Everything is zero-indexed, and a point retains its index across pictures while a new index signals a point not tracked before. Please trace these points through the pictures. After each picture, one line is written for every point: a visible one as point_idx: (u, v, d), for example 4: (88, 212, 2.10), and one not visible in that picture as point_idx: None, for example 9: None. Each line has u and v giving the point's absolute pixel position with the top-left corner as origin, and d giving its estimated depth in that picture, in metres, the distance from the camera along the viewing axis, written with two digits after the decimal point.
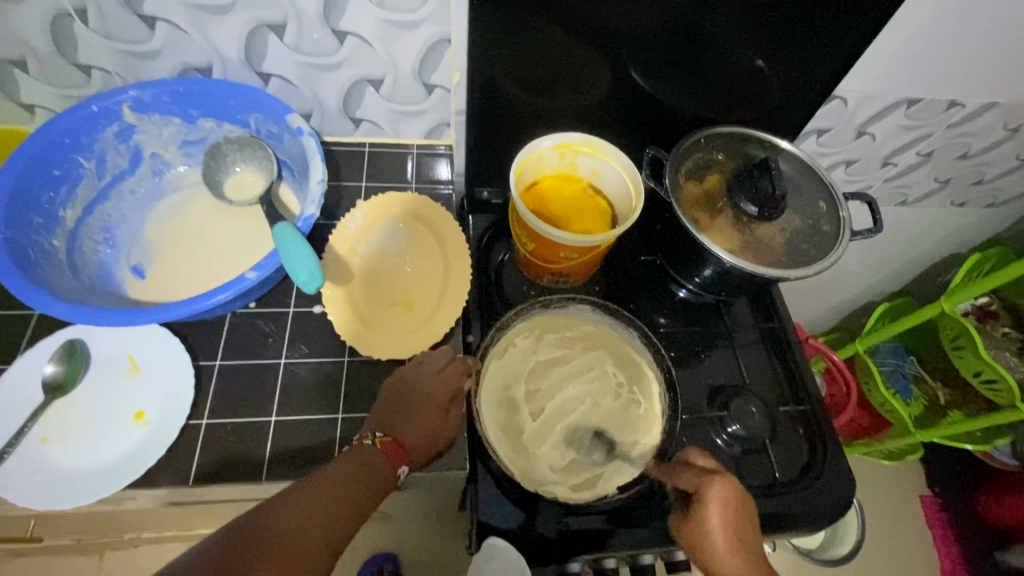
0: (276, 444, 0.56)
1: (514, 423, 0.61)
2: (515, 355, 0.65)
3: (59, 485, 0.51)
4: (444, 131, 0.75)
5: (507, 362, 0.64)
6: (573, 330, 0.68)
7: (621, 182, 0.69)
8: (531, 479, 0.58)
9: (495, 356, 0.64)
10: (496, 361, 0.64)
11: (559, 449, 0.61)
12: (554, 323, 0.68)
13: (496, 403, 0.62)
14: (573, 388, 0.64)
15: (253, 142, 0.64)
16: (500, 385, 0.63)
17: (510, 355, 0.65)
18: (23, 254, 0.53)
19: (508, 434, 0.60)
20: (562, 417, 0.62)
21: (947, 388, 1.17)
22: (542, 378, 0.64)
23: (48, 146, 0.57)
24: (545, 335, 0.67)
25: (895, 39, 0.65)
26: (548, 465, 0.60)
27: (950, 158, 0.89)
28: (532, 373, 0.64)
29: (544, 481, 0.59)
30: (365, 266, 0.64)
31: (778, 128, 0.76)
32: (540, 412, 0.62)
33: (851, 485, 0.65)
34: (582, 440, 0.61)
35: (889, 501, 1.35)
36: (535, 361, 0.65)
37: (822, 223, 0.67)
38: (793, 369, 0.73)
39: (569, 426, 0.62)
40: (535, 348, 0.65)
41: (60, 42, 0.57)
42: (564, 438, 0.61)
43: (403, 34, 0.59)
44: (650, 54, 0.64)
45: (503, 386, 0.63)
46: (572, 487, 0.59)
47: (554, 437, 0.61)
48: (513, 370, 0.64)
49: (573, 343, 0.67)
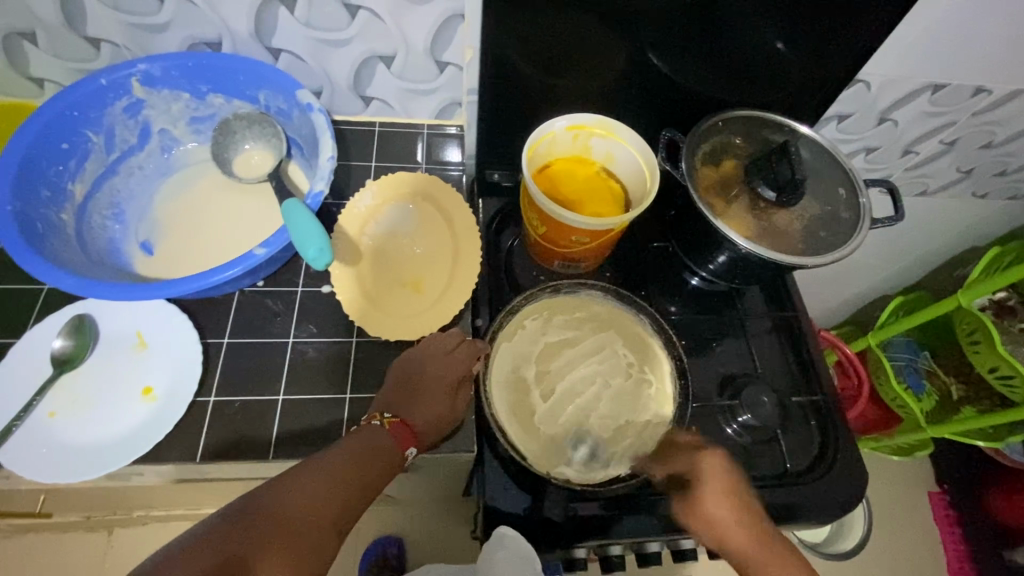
0: (284, 422, 0.55)
1: (523, 405, 0.60)
2: (525, 337, 0.64)
3: (67, 458, 0.51)
4: (455, 112, 0.74)
5: (517, 344, 0.63)
6: (584, 312, 0.67)
7: (636, 165, 0.67)
8: (541, 461, 0.58)
9: (504, 338, 0.63)
10: (505, 344, 0.63)
11: (569, 431, 0.60)
12: (564, 304, 0.67)
13: (505, 385, 0.61)
14: (582, 371, 0.63)
15: (262, 118, 0.63)
16: (509, 367, 0.62)
17: (519, 336, 0.64)
18: (32, 227, 0.53)
19: (517, 418, 0.60)
20: (572, 399, 0.61)
21: (960, 384, 1.15)
22: (551, 360, 0.63)
23: (56, 119, 0.57)
24: (554, 318, 0.66)
25: (924, 19, 0.63)
26: (558, 447, 0.59)
27: (973, 148, 0.87)
28: (541, 355, 0.63)
29: (554, 462, 0.58)
30: (374, 247, 0.63)
31: (797, 112, 0.74)
32: (549, 394, 0.61)
33: (862, 477, 0.64)
34: (591, 424, 0.61)
35: (896, 495, 1.34)
36: (544, 344, 0.64)
37: (841, 211, 0.65)
38: (806, 359, 0.72)
39: (579, 408, 0.61)
40: (545, 330, 0.65)
41: (68, 13, 0.56)
42: (574, 420, 0.61)
43: (415, 8, 0.58)
44: (668, 34, 0.62)
45: (512, 367, 0.62)
46: (582, 471, 0.58)
47: (564, 419, 0.60)
48: (522, 353, 0.63)
49: (583, 324, 0.66)
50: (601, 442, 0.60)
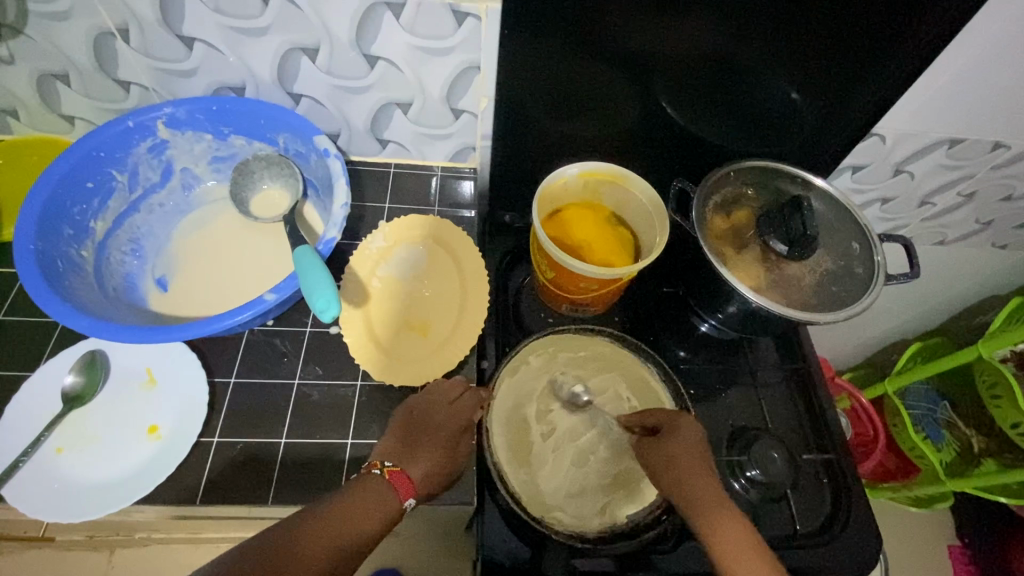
0: (284, 465, 0.55)
1: (522, 442, 0.60)
2: (527, 373, 0.64)
3: (72, 497, 0.52)
4: (468, 155, 0.75)
5: (519, 380, 0.63)
6: (586, 351, 0.66)
7: (645, 212, 0.68)
8: (537, 503, 0.57)
9: (506, 376, 0.63)
10: (507, 380, 0.63)
11: (568, 472, 0.59)
12: (567, 342, 0.67)
13: (505, 425, 0.61)
14: (585, 413, 0.62)
15: (281, 160, 0.65)
16: (511, 404, 0.62)
17: (521, 373, 0.64)
18: (52, 266, 0.54)
19: (516, 454, 0.59)
20: (572, 441, 0.60)
21: (982, 436, 1.11)
22: (553, 401, 0.62)
23: (83, 159, 0.59)
24: (557, 355, 0.65)
25: (939, 78, 0.63)
26: (555, 490, 0.58)
27: (993, 201, 0.86)
28: (543, 395, 0.63)
29: (549, 507, 0.57)
30: (379, 282, 0.64)
31: (809, 163, 0.74)
32: (550, 434, 0.61)
33: (875, 540, 0.63)
34: (590, 469, 0.59)
35: (914, 549, 1.29)
36: (546, 381, 0.63)
37: (855, 265, 0.65)
38: (818, 412, 0.70)
39: (578, 451, 0.60)
40: (547, 367, 0.64)
41: (101, 58, 0.59)
42: (572, 461, 0.59)
43: (432, 60, 0.59)
44: (682, 87, 0.63)
45: (513, 405, 0.62)
46: (578, 518, 0.57)
47: (563, 461, 0.59)
48: (524, 389, 0.63)
49: (586, 364, 0.65)
50: (598, 488, 0.59)
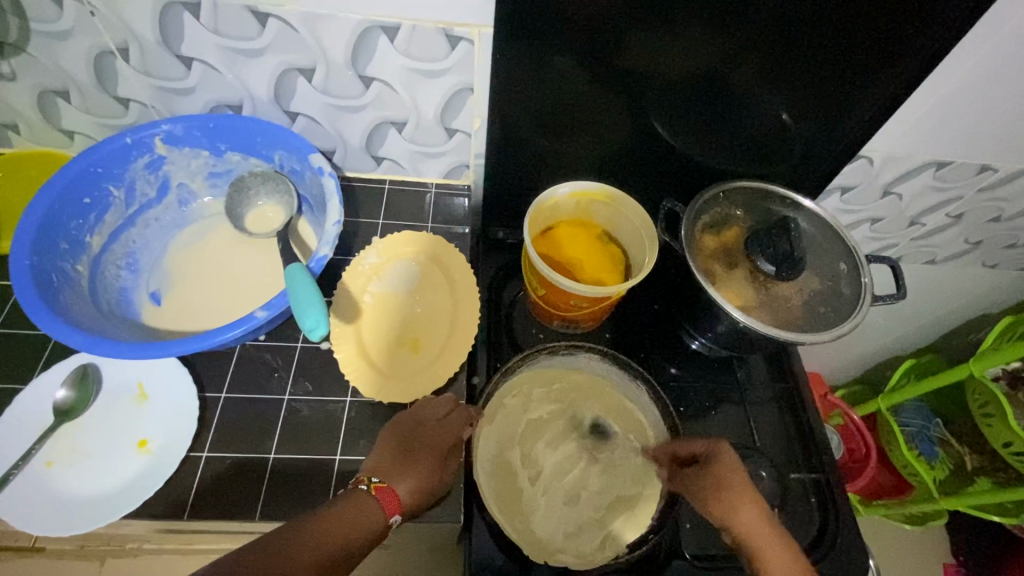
0: (273, 480, 0.56)
1: (512, 490, 0.60)
2: (507, 416, 0.64)
3: (59, 510, 0.52)
4: (462, 172, 0.76)
5: (500, 425, 0.64)
6: (563, 382, 0.67)
7: (636, 231, 0.69)
8: (538, 549, 0.57)
9: (487, 421, 0.63)
10: (488, 426, 0.63)
11: (561, 513, 0.60)
12: (545, 375, 0.68)
13: (490, 472, 0.61)
14: (568, 448, 0.63)
15: (277, 177, 0.66)
16: (494, 451, 0.62)
17: (502, 415, 0.64)
18: (47, 280, 0.55)
19: (507, 501, 0.60)
20: (560, 480, 0.62)
21: (975, 454, 1.11)
22: (535, 441, 0.63)
23: (81, 175, 0.60)
24: (533, 392, 0.66)
25: (925, 102, 0.64)
26: (552, 532, 0.59)
27: (981, 221, 0.87)
28: (526, 437, 0.63)
29: (552, 550, 0.58)
30: (373, 307, 0.64)
31: (799, 183, 0.75)
32: (537, 478, 0.62)
33: (862, 559, 0.63)
34: (584, 505, 0.61)
35: (908, 568, 1.29)
36: (527, 422, 0.64)
37: (842, 286, 0.65)
38: (807, 431, 0.71)
39: (568, 490, 0.61)
40: (526, 407, 0.65)
41: (101, 76, 0.60)
42: (563, 501, 0.61)
43: (427, 81, 0.60)
44: (671, 108, 0.64)
45: (497, 452, 0.62)
46: (579, 556, 0.58)
47: (555, 502, 0.60)
48: (506, 433, 0.63)
49: (565, 396, 0.67)
50: (594, 523, 0.60)
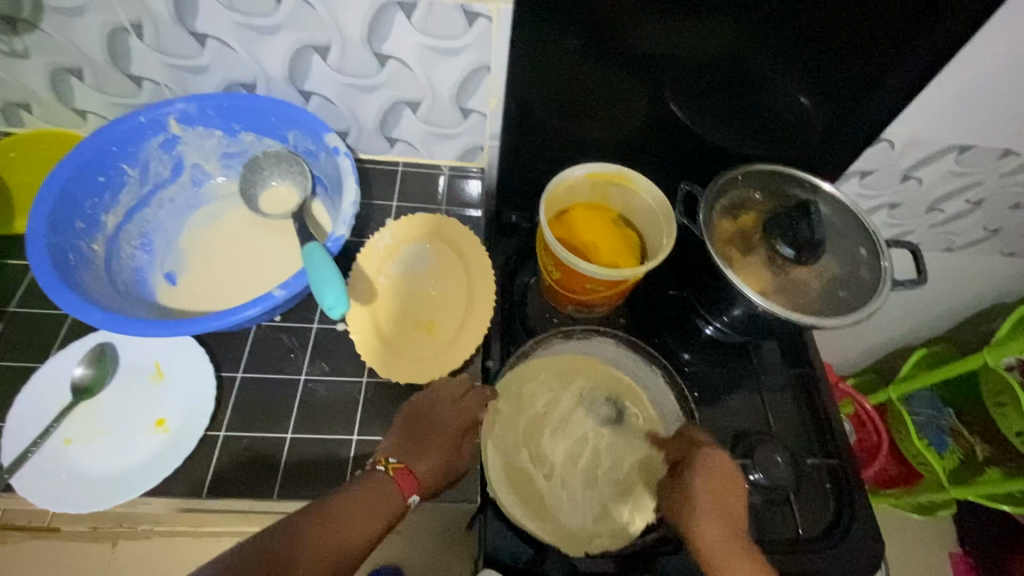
0: (290, 459, 0.56)
1: (531, 492, 0.59)
2: (505, 422, 0.62)
3: (79, 486, 0.52)
4: (476, 155, 0.75)
5: (499, 435, 0.61)
6: (551, 368, 0.65)
7: (653, 214, 0.68)
8: (575, 543, 0.57)
9: (486, 434, 0.61)
10: (490, 438, 0.60)
11: (584, 499, 0.59)
12: (529, 370, 0.65)
13: (504, 481, 0.59)
14: (571, 434, 0.62)
15: (291, 157, 0.65)
16: (502, 460, 0.60)
17: (499, 422, 0.61)
18: (63, 258, 0.55)
19: (528, 502, 0.58)
20: (574, 468, 0.60)
21: (986, 444, 1.10)
22: (539, 437, 0.61)
23: (96, 154, 0.59)
24: (524, 389, 0.63)
25: (950, 84, 0.63)
26: (582, 521, 0.58)
27: (1001, 208, 0.86)
28: (527, 437, 0.61)
29: (587, 538, 0.57)
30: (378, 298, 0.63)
31: (817, 167, 0.74)
32: (551, 472, 0.60)
33: (878, 546, 0.62)
34: (603, 484, 0.60)
35: (914, 555, 1.29)
36: (526, 421, 0.62)
37: (862, 271, 0.64)
38: (822, 417, 0.70)
39: (584, 474, 0.60)
40: (521, 406, 0.63)
41: (114, 53, 0.59)
42: (583, 486, 0.59)
43: (442, 60, 0.59)
44: (690, 88, 0.63)
45: (506, 460, 0.60)
46: (614, 535, 0.58)
47: (575, 491, 0.59)
48: (508, 441, 0.61)
49: (556, 383, 0.64)
50: (617, 498, 0.59)
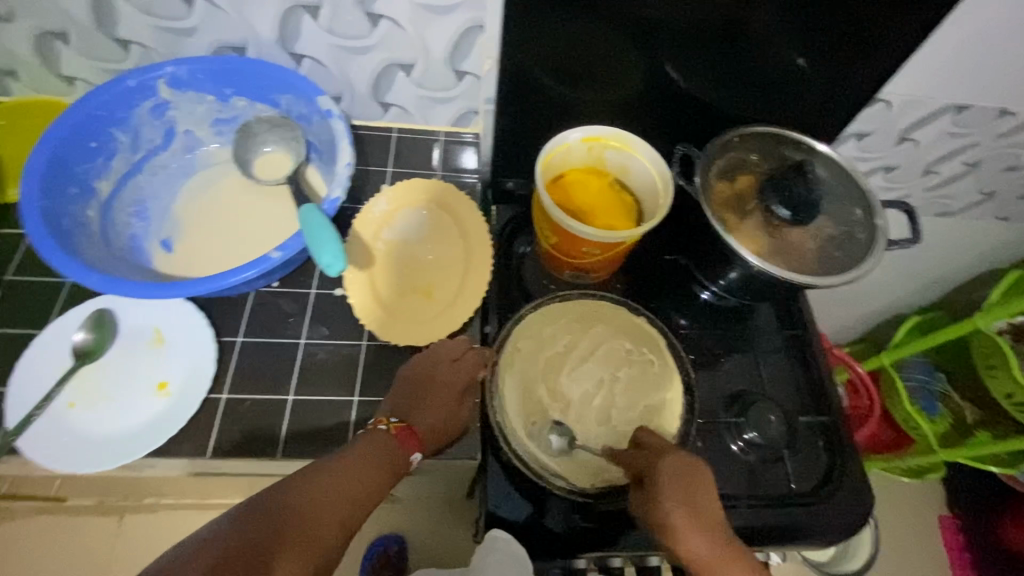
0: (292, 422, 0.56)
1: (547, 425, 0.59)
2: (525, 359, 0.62)
3: (86, 448, 0.53)
4: (472, 119, 0.74)
5: (521, 367, 0.61)
6: (569, 313, 0.66)
7: (650, 178, 0.68)
8: (584, 474, 0.57)
9: (505, 368, 0.60)
10: (509, 373, 0.60)
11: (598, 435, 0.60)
12: (552, 313, 0.65)
13: (523, 414, 0.59)
14: (590, 374, 0.62)
15: (284, 122, 0.65)
16: (520, 395, 0.60)
17: (520, 359, 0.62)
18: (58, 224, 0.55)
19: (544, 436, 0.58)
20: (589, 405, 0.61)
21: (975, 408, 1.13)
22: (558, 374, 0.62)
23: (86, 119, 0.59)
24: (544, 330, 0.64)
25: (948, 42, 0.62)
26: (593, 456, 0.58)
27: (996, 170, 0.86)
28: (547, 373, 0.62)
29: (594, 471, 0.58)
30: (386, 251, 0.64)
31: (814, 129, 0.74)
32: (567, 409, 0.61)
33: (868, 499, 0.64)
34: (616, 422, 0.61)
35: (904, 517, 1.32)
36: (546, 356, 0.62)
37: (857, 231, 0.65)
38: (817, 378, 0.71)
39: (598, 413, 0.61)
40: (541, 345, 0.63)
41: (99, 16, 0.58)
42: (597, 424, 0.60)
43: (435, 19, 0.59)
44: (686, 50, 0.62)
45: (524, 391, 0.60)
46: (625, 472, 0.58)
47: (589, 428, 0.60)
48: (530, 373, 0.61)
49: (573, 326, 0.65)
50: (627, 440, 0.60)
